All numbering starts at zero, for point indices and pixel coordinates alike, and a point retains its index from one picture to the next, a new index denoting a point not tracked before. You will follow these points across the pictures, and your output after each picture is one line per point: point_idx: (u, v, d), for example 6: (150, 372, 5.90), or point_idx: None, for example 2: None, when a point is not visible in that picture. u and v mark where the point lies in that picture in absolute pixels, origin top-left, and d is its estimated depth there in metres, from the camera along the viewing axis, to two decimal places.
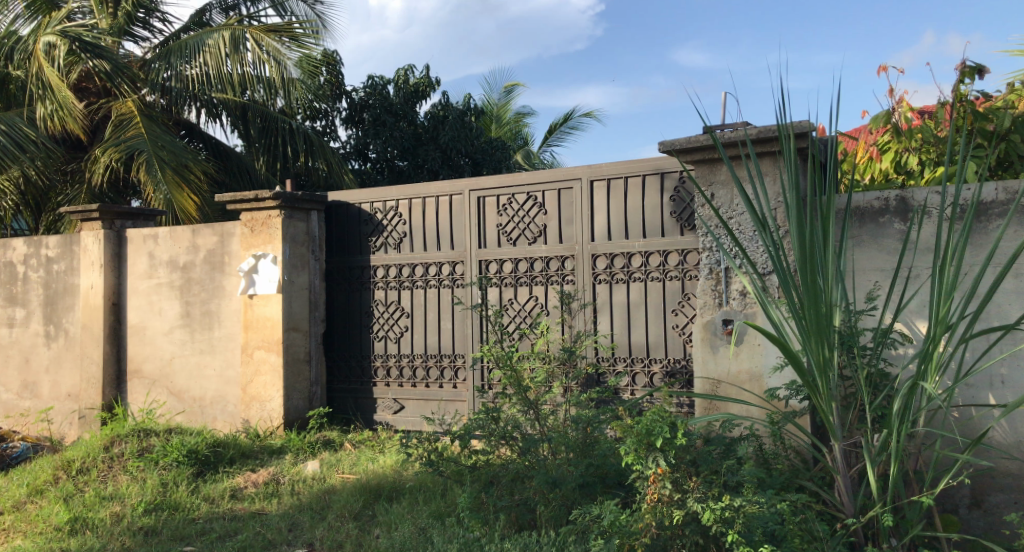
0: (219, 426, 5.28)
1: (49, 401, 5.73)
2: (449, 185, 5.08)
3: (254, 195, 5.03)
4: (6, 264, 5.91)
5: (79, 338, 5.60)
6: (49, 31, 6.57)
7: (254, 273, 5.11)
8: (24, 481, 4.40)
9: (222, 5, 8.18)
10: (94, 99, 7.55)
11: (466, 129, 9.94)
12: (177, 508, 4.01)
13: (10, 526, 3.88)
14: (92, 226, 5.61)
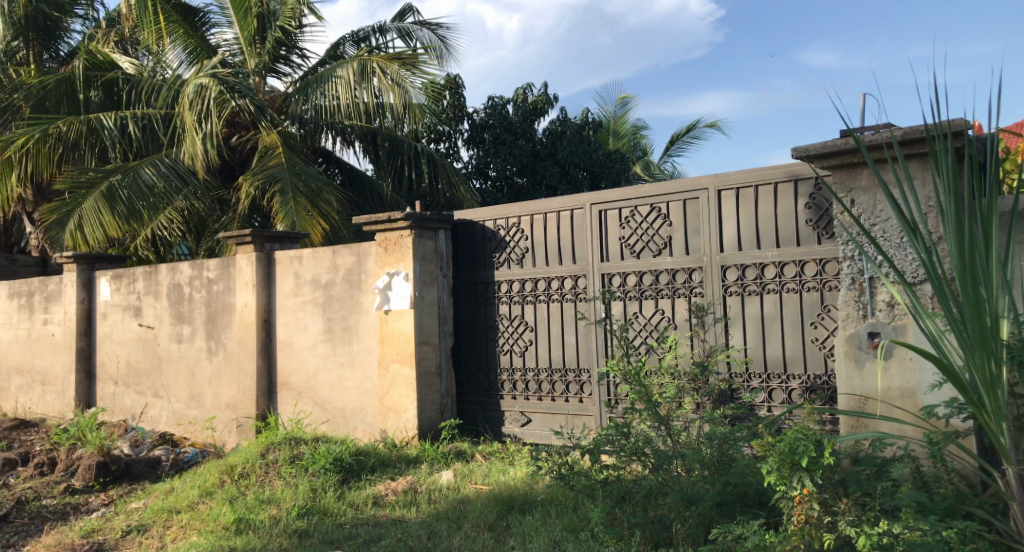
0: (359, 435, 5.58)
1: (212, 410, 6.27)
2: (571, 199, 5.13)
3: (387, 216, 5.27)
4: (174, 285, 6.52)
5: (236, 352, 6.10)
6: (201, 74, 7.11)
7: (388, 289, 5.35)
8: (196, 483, 4.82)
9: (354, 38, 8.69)
10: (243, 132, 8.18)
11: (584, 144, 9.97)
12: (326, 512, 4.28)
13: (186, 523, 4.28)
14: (246, 249, 6.10)
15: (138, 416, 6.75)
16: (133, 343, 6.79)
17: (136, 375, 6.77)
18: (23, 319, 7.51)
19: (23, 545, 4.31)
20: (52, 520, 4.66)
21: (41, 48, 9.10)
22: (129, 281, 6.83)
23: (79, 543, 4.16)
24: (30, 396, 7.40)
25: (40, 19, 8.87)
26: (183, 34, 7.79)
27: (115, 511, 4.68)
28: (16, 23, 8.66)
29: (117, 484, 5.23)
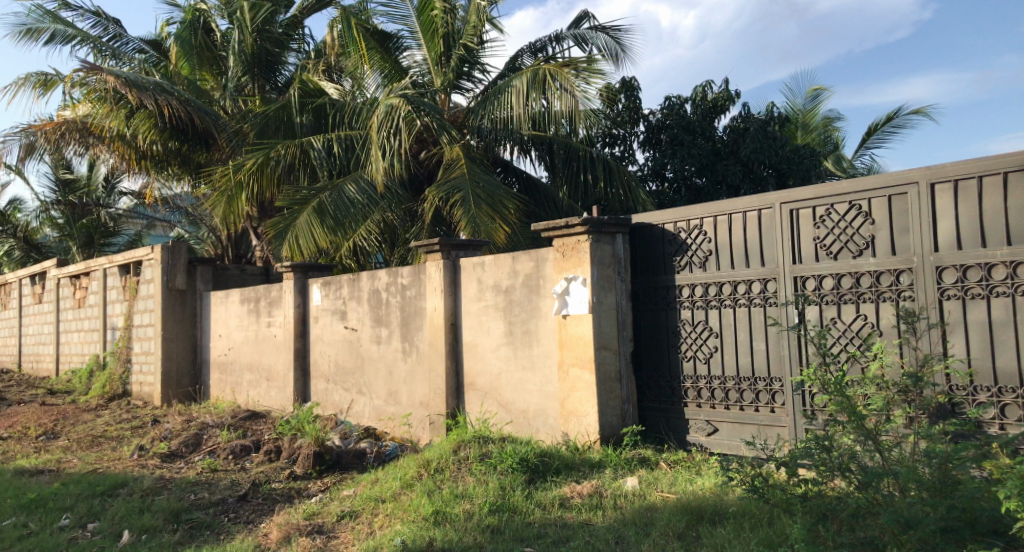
0: (542, 437, 5.69)
1: (408, 407, 6.71)
2: (758, 199, 4.90)
3: (565, 222, 5.32)
4: (373, 291, 7.07)
5: (428, 354, 6.48)
6: (392, 96, 7.61)
7: (566, 295, 5.39)
8: (397, 475, 5.18)
9: (532, 48, 8.92)
10: (429, 147, 8.68)
11: (769, 140, 9.49)
12: (515, 511, 4.41)
13: (391, 512, 4.62)
14: (434, 256, 6.46)
15: (346, 410, 7.38)
16: (340, 343, 7.45)
17: (343, 373, 7.42)
18: (252, 321, 8.45)
19: (259, 522, 4.89)
20: (280, 501, 5.24)
21: (264, 80, 10.19)
22: (336, 288, 7.50)
23: (303, 523, 4.63)
24: (257, 390, 8.35)
25: (264, 54, 9.98)
26: (380, 60, 8.46)
27: (330, 497, 5.17)
28: (245, 62, 9.79)
29: (331, 473, 5.78)
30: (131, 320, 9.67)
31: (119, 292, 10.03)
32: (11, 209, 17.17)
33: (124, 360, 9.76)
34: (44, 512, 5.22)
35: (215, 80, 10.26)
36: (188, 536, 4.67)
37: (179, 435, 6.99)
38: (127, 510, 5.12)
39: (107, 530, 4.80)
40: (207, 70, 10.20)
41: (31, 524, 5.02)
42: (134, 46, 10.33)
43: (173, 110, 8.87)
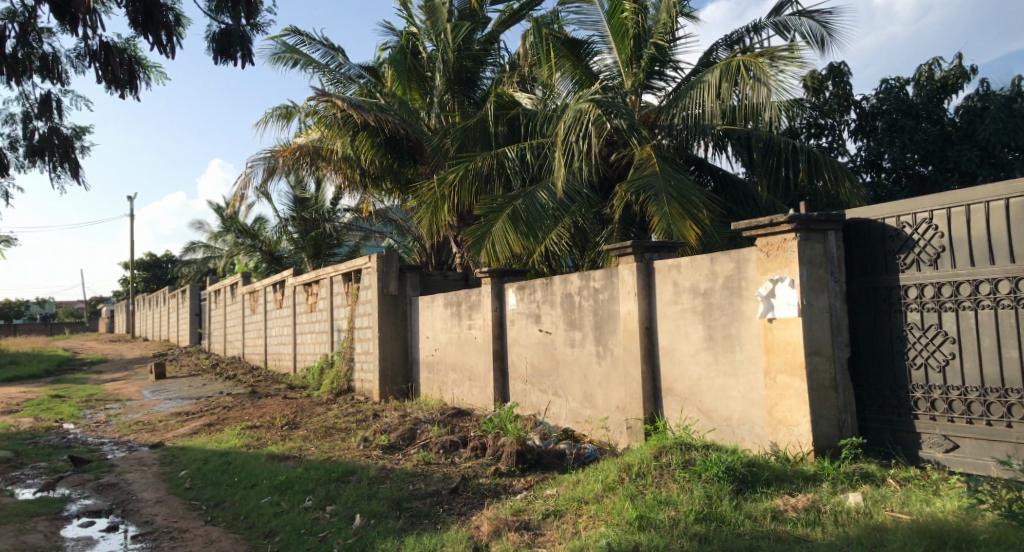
0: (748, 446, 5.42)
1: (605, 411, 6.71)
2: (1005, 186, 4.30)
3: (769, 220, 5.01)
4: (567, 295, 7.18)
5: (623, 357, 6.44)
6: (582, 100, 7.57)
7: (772, 297, 5.08)
8: (598, 478, 5.20)
9: (728, 41, 8.62)
10: (620, 149, 8.66)
11: (1018, 120, 8.28)
12: (723, 521, 4.23)
13: (595, 514, 4.65)
14: (627, 259, 6.40)
15: (543, 412, 7.55)
16: (536, 346, 7.64)
17: (540, 375, 7.59)
18: (455, 325, 8.94)
19: (470, 514, 5.17)
20: (488, 496, 5.51)
21: (463, 96, 10.72)
22: (530, 292, 7.71)
23: (511, 518, 4.82)
24: (461, 389, 8.79)
25: (464, 72, 10.61)
26: (570, 67, 8.59)
27: (535, 495, 5.33)
28: (447, 78, 10.40)
29: (533, 471, 5.97)
30: (353, 323, 10.66)
31: (342, 297, 11.11)
32: (257, 226, 19.72)
33: (347, 359, 10.79)
34: (292, 494, 6.03)
35: (422, 99, 10.84)
36: (409, 523, 5.10)
37: (396, 430, 7.59)
38: (358, 496, 5.72)
39: (342, 513, 5.43)
40: (416, 89, 10.78)
41: (283, 505, 5.81)
42: (353, 72, 11.13)
43: (389, 126, 9.72)
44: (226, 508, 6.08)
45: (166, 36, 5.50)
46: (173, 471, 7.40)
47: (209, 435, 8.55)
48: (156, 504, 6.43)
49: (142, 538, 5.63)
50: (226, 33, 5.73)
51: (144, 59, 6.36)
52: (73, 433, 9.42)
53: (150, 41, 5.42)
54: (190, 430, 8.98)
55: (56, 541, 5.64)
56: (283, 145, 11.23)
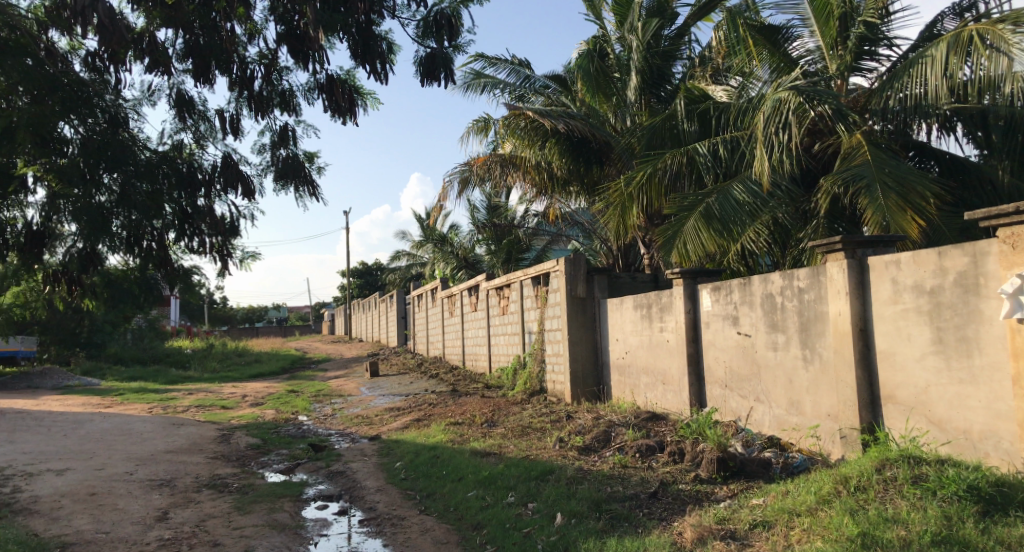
0: (994, 463, 4.78)
1: (814, 419, 6.28)
2: None
3: (1014, 207, 4.39)
4: (767, 295, 6.82)
5: (834, 362, 5.98)
6: (782, 89, 7.22)
7: (1020, 295, 4.42)
8: (811, 489, 4.88)
9: (955, 9, 7.73)
10: (825, 138, 8.10)
11: None
12: (967, 546, 3.77)
13: (809, 527, 4.37)
14: (836, 256, 5.94)
15: (745, 418, 7.22)
16: (734, 349, 7.33)
17: (739, 380, 7.28)
18: (646, 327, 8.84)
19: (672, 519, 5.10)
20: (689, 502, 5.40)
21: (651, 94, 10.53)
22: (727, 293, 7.43)
23: (716, 527, 4.69)
24: (655, 392, 8.67)
25: (655, 70, 10.45)
26: (769, 54, 8.15)
27: (740, 504, 5.12)
28: (642, 75, 10.29)
29: (736, 479, 5.75)
30: (544, 325, 10.91)
31: (533, 300, 11.42)
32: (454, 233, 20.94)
33: (539, 360, 11.06)
34: (496, 489, 6.34)
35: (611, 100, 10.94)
36: (610, 525, 5.14)
37: (592, 431, 7.67)
38: (558, 495, 5.87)
39: (544, 511, 5.60)
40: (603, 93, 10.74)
41: (488, 500, 6.12)
42: (540, 84, 11.49)
43: (578, 132, 9.96)
44: (437, 499, 6.53)
45: (381, 64, 6.04)
46: (389, 462, 8.08)
47: (419, 430, 9.21)
48: (377, 492, 7.06)
49: (369, 523, 6.22)
50: (431, 56, 6.18)
51: (361, 87, 7.02)
52: (305, 424, 10.61)
53: (368, 69, 5.99)
54: (402, 425, 9.74)
55: (299, 520, 6.40)
56: (477, 158, 11.87)
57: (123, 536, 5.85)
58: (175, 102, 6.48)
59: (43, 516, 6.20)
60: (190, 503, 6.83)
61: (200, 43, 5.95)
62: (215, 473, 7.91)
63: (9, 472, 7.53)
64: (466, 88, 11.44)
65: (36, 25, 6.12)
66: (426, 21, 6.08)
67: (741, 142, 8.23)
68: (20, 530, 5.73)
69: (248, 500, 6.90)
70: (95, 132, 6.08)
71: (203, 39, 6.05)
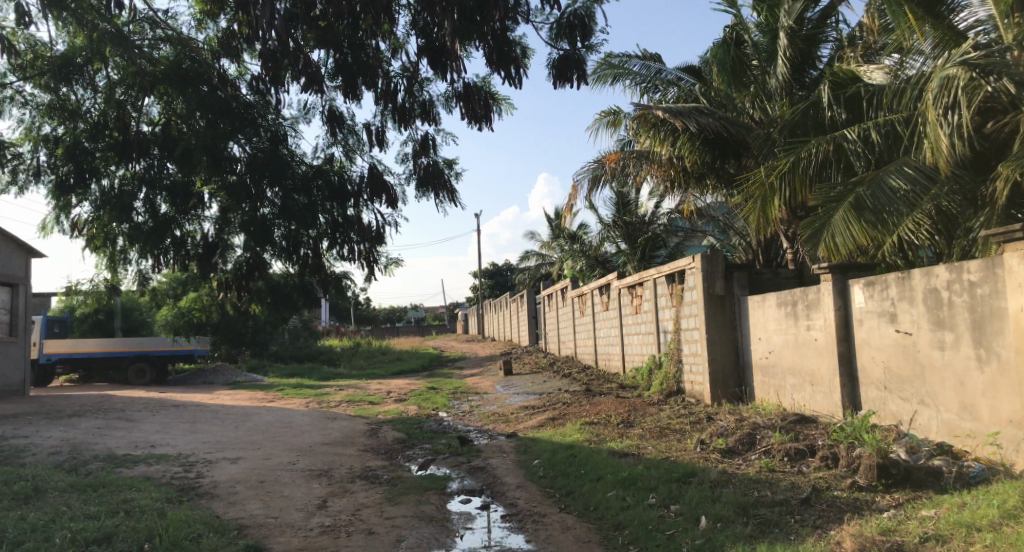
0: None
1: (992, 425, 5.70)
2: None
3: None
4: (932, 290, 6.29)
5: (1015, 363, 5.41)
6: (949, 65, 6.64)
7: None
8: (994, 503, 4.44)
9: None
10: (1000, 116, 7.35)
11: None
12: None
13: (991, 543, 4.00)
14: (1016, 246, 5.37)
15: (907, 423, 6.68)
16: (893, 349, 6.82)
17: (900, 381, 6.76)
18: (791, 325, 8.43)
19: (828, 528, 4.84)
20: (847, 511, 5.09)
21: (794, 81, 10.08)
22: (883, 288, 6.94)
23: (880, 538, 4.41)
24: (803, 394, 8.23)
25: (801, 56, 9.97)
26: (932, 29, 7.47)
27: (907, 515, 4.77)
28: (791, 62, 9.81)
29: (901, 488, 5.36)
30: (680, 324, 10.67)
31: (667, 299, 11.21)
32: (584, 234, 20.97)
33: (676, 360, 10.82)
34: (636, 489, 6.28)
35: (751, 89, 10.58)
36: (760, 531, 4.95)
37: (734, 433, 7.40)
38: (702, 497, 5.73)
39: (687, 513, 5.49)
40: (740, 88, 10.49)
41: (629, 500, 6.08)
42: (672, 75, 11.27)
43: (711, 127, 9.71)
44: (577, 498, 6.56)
45: (514, 69, 6.17)
46: (528, 460, 8.22)
47: (555, 429, 9.31)
48: (518, 488, 7.21)
49: (511, 518, 6.36)
50: (564, 59, 6.22)
51: (496, 92, 7.19)
52: (446, 420, 11.01)
53: (502, 75, 6.15)
54: (538, 423, 9.86)
55: (445, 513, 6.65)
56: (608, 154, 11.69)
57: (289, 521, 6.33)
58: (326, 118, 6.93)
59: (221, 500, 6.85)
60: (346, 493, 7.28)
61: (348, 62, 6.46)
62: (367, 466, 8.39)
63: (192, 459, 8.39)
64: (595, 79, 11.37)
65: (211, 54, 6.82)
66: (558, 24, 6.09)
67: (899, 125, 7.67)
68: (204, 512, 6.35)
69: (397, 492, 7.26)
70: (259, 150, 6.57)
71: (351, 58, 6.53)
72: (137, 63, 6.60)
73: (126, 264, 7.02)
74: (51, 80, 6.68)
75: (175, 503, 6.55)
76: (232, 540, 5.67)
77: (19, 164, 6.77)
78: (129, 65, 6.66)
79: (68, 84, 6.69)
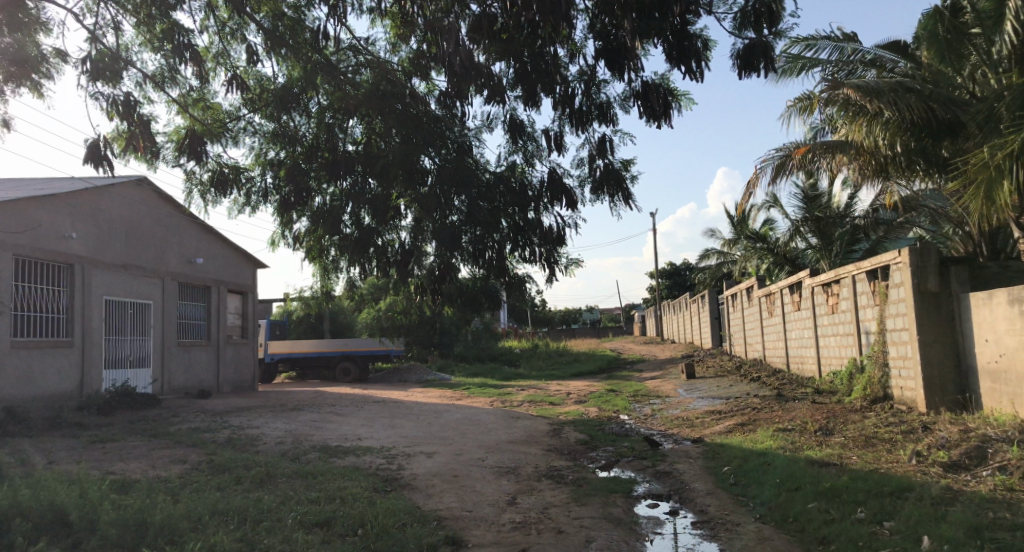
0: None
1: None
2: None
3: None
4: None
5: None
6: None
7: None
8: None
9: None
10: None
11: None
12: None
13: None
14: None
15: None
16: None
17: None
18: None
19: None
20: None
21: None
22: None
23: None
24: None
25: None
26: None
27: None
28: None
29: None
30: (885, 325, 9.78)
31: (869, 297, 10.33)
32: (770, 231, 19.93)
33: (882, 363, 9.89)
34: (841, 502, 5.82)
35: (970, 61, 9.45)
36: None
37: (959, 446, 6.63)
38: (922, 515, 5.19)
39: (905, 532, 4.99)
40: (953, 60, 9.31)
41: (834, 513, 5.64)
42: (874, 55, 10.37)
43: (917, 108, 8.84)
44: (774, 507, 6.21)
45: (695, 62, 6.00)
46: (717, 466, 7.92)
47: (745, 435, 8.88)
48: (707, 495, 6.97)
49: (702, 525, 6.16)
50: (749, 47, 5.95)
51: (675, 88, 7.02)
52: (628, 423, 10.93)
53: (683, 70, 6.00)
54: (726, 428, 9.48)
55: (633, 516, 6.59)
56: (795, 145, 10.95)
57: (482, 516, 6.60)
58: (509, 128, 7.19)
59: (421, 492, 7.30)
60: (534, 491, 7.45)
61: (527, 70, 6.62)
62: (552, 465, 8.53)
63: (393, 451, 9.04)
64: (781, 75, 10.80)
65: (405, 75, 7.40)
66: (743, 12, 5.85)
67: None
68: (407, 502, 6.81)
69: (583, 492, 7.31)
70: (447, 161, 6.90)
71: (530, 66, 6.65)
72: (343, 89, 7.31)
73: (336, 272, 7.81)
74: (274, 110, 7.52)
75: (381, 493, 7.08)
76: (433, 529, 6.01)
77: (251, 187, 7.70)
78: (336, 91, 7.33)
79: (287, 112, 7.46)
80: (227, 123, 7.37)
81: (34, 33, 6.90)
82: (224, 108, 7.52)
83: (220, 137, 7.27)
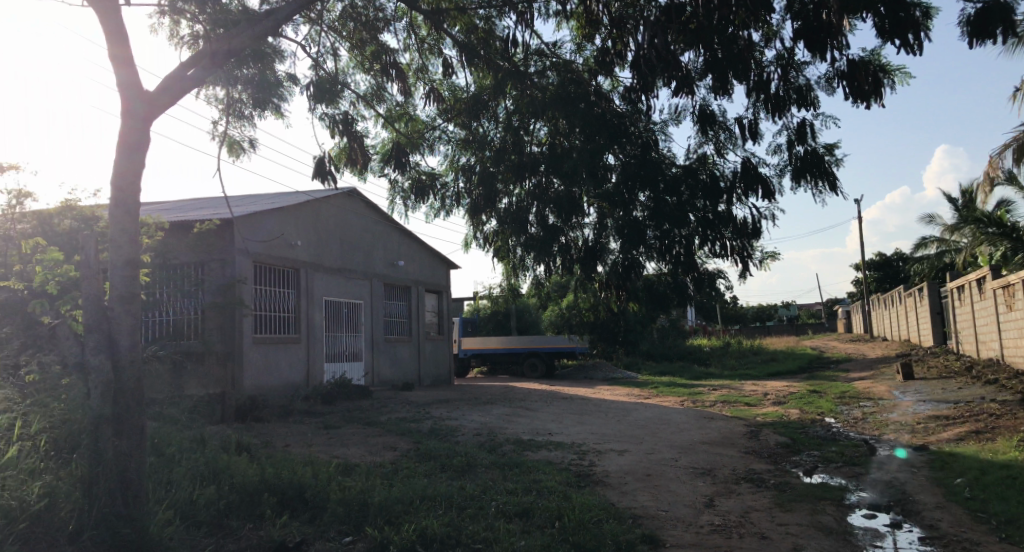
0: None
1: None
2: None
3: None
4: None
5: None
6: None
7: None
8: None
9: None
10: None
11: None
12: None
13: None
14: None
15: None
16: None
17: None
18: None
19: None
20: None
21: None
22: None
23: None
24: None
25: None
26: None
27: None
28: None
29: None
30: None
31: None
32: (1007, 215, 17.52)
33: None
34: None
35: None
36: None
37: None
38: None
39: None
40: None
41: None
42: None
43: None
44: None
45: (913, 34, 5.42)
46: (947, 477, 7.08)
47: (981, 444, 7.86)
48: (937, 509, 6.28)
49: (931, 541, 5.56)
50: (984, 12, 5.25)
51: (888, 63, 6.38)
52: (835, 427, 10.11)
53: (898, 45, 5.43)
54: (957, 436, 8.47)
55: (846, 526, 6.10)
56: None
57: (679, 516, 6.46)
58: (698, 118, 6.94)
59: (615, 489, 7.31)
60: (733, 493, 7.16)
61: (718, 58, 6.30)
62: (751, 468, 8.15)
63: (585, 447, 9.12)
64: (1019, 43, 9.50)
65: (589, 74, 7.40)
66: None
67: None
68: (601, 498, 6.84)
69: (789, 498, 6.89)
70: (631, 157, 6.80)
71: (721, 53, 6.35)
72: (530, 92, 7.48)
73: (523, 271, 7.93)
74: (466, 118, 7.99)
75: (576, 488, 7.17)
76: (630, 527, 5.97)
77: (445, 192, 8.15)
78: (523, 95, 7.53)
79: (478, 119, 7.91)
80: (425, 134, 7.88)
81: (272, 63, 7.82)
82: (422, 119, 8.05)
83: (420, 146, 7.80)
